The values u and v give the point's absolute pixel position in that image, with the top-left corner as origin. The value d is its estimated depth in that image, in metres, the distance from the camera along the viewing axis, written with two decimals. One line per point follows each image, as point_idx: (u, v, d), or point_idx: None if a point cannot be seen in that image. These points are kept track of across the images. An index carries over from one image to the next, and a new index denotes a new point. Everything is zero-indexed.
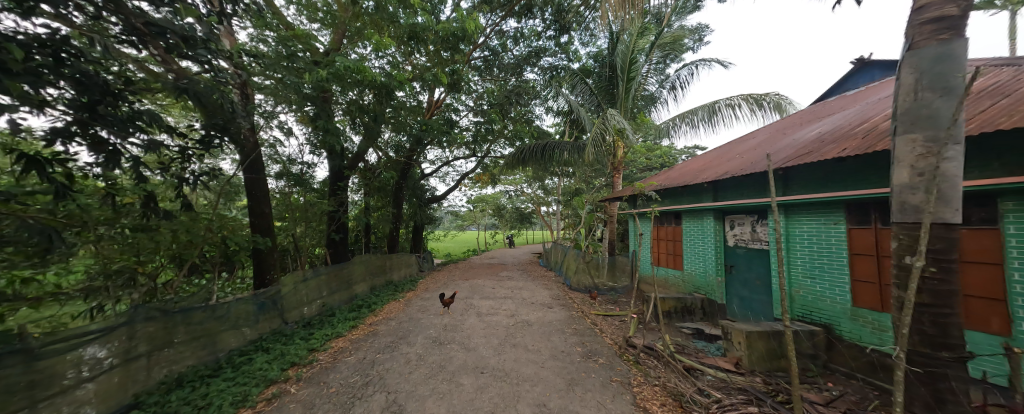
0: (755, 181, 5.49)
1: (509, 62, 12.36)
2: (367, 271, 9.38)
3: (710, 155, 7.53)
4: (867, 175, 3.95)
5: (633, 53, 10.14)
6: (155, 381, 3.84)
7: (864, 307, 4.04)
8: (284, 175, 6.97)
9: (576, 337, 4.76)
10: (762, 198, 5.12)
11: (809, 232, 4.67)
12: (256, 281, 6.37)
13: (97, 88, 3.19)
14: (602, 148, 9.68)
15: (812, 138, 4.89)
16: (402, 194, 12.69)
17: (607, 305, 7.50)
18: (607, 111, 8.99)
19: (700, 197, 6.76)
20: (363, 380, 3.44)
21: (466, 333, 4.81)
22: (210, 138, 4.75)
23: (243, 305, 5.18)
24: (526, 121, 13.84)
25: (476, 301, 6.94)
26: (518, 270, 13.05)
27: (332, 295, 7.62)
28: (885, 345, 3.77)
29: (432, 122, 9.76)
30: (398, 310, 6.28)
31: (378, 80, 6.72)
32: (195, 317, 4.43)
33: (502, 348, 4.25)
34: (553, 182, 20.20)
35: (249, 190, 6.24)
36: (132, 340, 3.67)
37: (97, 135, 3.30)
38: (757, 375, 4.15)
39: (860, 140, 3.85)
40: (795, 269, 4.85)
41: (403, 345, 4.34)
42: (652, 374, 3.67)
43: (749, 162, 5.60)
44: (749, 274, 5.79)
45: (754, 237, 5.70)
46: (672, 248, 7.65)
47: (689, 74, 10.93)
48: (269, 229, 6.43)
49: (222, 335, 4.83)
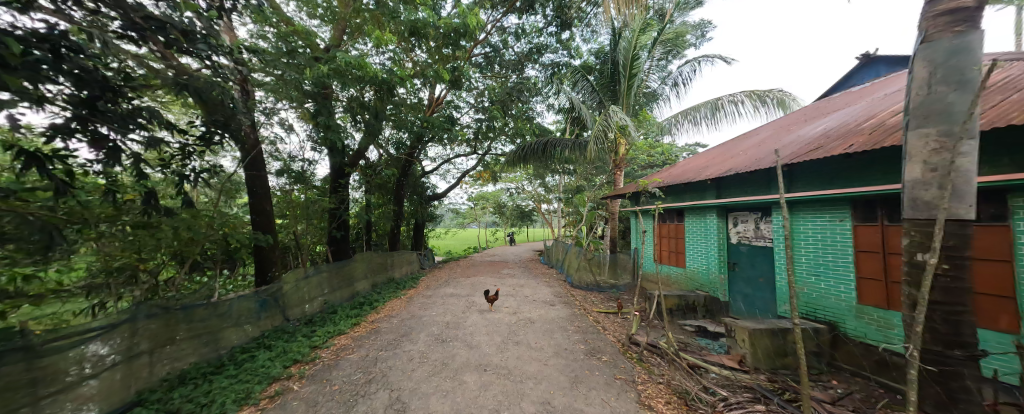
0: (759, 177, 5.44)
1: (509, 59, 12.31)
2: (369, 268, 9.39)
3: (713, 152, 7.46)
4: (875, 172, 3.89)
5: (636, 49, 10.05)
6: (157, 378, 3.82)
7: (869, 304, 4.01)
8: (287, 173, 6.90)
9: (579, 334, 4.72)
10: (767, 195, 5.07)
11: (812, 230, 4.64)
12: (258, 279, 6.33)
13: (96, 85, 3.19)
14: (605, 144, 9.60)
15: (818, 134, 4.83)
16: (403, 191, 12.65)
17: (609, 303, 7.49)
18: (609, 108, 8.92)
19: (703, 194, 6.70)
20: (366, 377, 3.42)
21: (468, 331, 4.78)
22: (210, 134, 4.77)
23: (244, 302, 5.20)
24: (527, 118, 13.80)
25: (478, 298, 6.92)
26: (520, 268, 13.01)
27: (333, 292, 7.60)
28: (891, 343, 3.76)
29: (433, 119, 9.74)
30: (400, 307, 6.26)
31: (379, 75, 6.67)
32: (196, 314, 4.41)
33: (505, 345, 4.23)
34: (554, 179, 20.15)
35: (250, 187, 6.18)
36: (135, 337, 3.66)
37: (97, 132, 3.29)
38: (762, 372, 4.14)
39: (867, 136, 3.81)
40: (799, 266, 4.82)
41: (405, 343, 4.31)
42: (656, 372, 3.66)
43: (753, 158, 5.55)
44: (752, 272, 5.77)
45: (758, 234, 5.66)
46: (675, 245, 7.65)
47: (692, 71, 10.87)
48: (271, 227, 6.38)
49: (223, 332, 4.82)
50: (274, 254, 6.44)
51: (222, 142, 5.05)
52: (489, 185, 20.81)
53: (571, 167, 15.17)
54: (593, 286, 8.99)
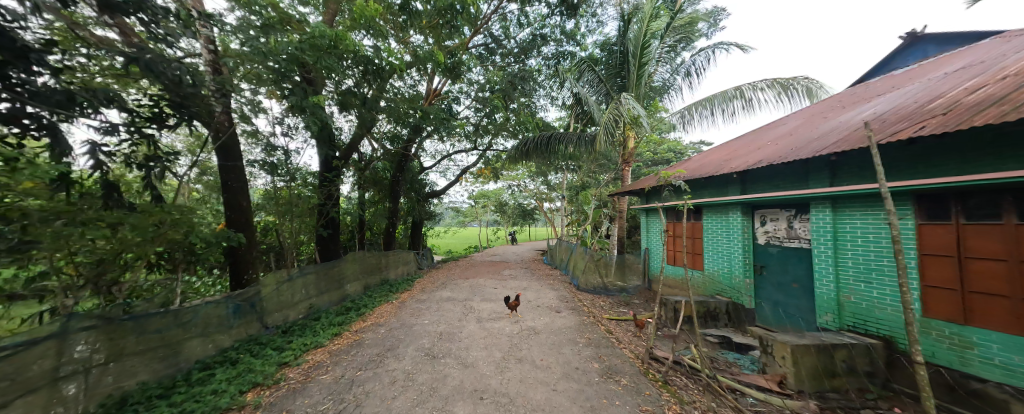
0: (795, 169, 4.79)
1: (512, 49, 11.70)
2: (361, 269, 8.84)
3: (734, 144, 6.82)
4: (951, 160, 3.27)
5: (647, 36, 9.42)
6: (93, 403, 3.21)
7: (938, 318, 3.37)
8: (266, 168, 6.23)
9: (590, 349, 4.10)
10: (805, 190, 4.44)
11: (862, 230, 4.01)
12: (232, 282, 5.69)
13: (5, 50, 2.44)
14: (614, 137, 8.93)
15: (863, 119, 4.21)
16: (400, 188, 12.06)
17: (619, 309, 6.89)
18: (620, 96, 8.25)
19: (725, 190, 6.07)
20: (337, 407, 2.82)
21: (464, 344, 4.17)
22: (155, 119, 4.06)
23: (213, 309, 4.67)
24: (530, 111, 13.20)
25: (476, 303, 6.30)
26: (523, 269, 12.40)
27: (320, 296, 7.06)
28: (971, 366, 3.12)
29: (431, 109, 9.16)
30: (390, 313, 5.66)
31: (367, 57, 6.05)
32: (151, 325, 3.85)
33: (505, 364, 3.62)
34: (557, 177, 19.53)
35: (224, 180, 5.57)
36: (64, 356, 3.06)
37: (25, 111, 2.66)
38: (808, 397, 3.55)
39: (940, 117, 3.17)
40: (845, 271, 4.19)
41: (389, 360, 3.71)
42: (687, 400, 3.04)
43: (784, 149, 4.92)
44: (783, 277, 5.15)
45: (791, 235, 5.02)
46: (690, 246, 7.06)
47: (706, 60, 10.22)
48: (250, 225, 5.81)
49: (186, 344, 4.24)
50: (254, 255, 5.87)
51: (185, 126, 4.50)
52: (490, 182, 20.23)
53: (576, 163, 14.56)
54: (601, 289, 8.40)
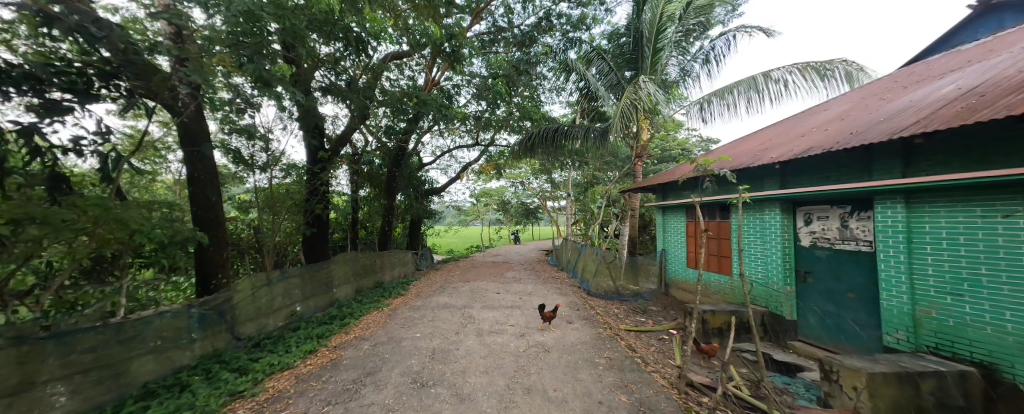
0: (854, 159, 4.04)
1: (515, 36, 10.95)
2: (352, 271, 8.19)
3: (767, 133, 6.08)
4: None
5: (664, 19, 8.74)
6: None
7: None
8: (233, 160, 5.45)
9: (612, 374, 3.38)
10: (869, 182, 3.70)
11: (949, 230, 3.25)
12: (199, 288, 4.99)
13: None
14: (628, 126, 8.20)
15: (946, 95, 3.45)
16: (396, 185, 11.38)
17: (636, 317, 6.19)
18: (640, 79, 7.63)
19: (760, 184, 5.33)
20: None
21: (460, 366, 3.47)
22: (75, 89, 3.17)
23: (169, 320, 4.01)
24: (534, 104, 12.47)
25: (477, 312, 5.60)
26: (526, 271, 11.70)
27: (304, 301, 6.44)
28: None
29: (428, 98, 8.49)
30: (378, 324, 4.98)
31: (352, 33, 5.34)
32: (81, 343, 3.18)
33: (510, 395, 2.92)
34: (562, 175, 18.78)
35: (189, 171, 4.88)
36: None
37: None
38: None
39: None
40: (924, 281, 3.44)
41: (368, 389, 3.01)
42: None
43: (839, 132, 4.15)
44: (835, 285, 4.40)
45: (844, 236, 4.29)
46: (716, 247, 6.36)
47: (727, 46, 9.44)
48: (222, 223, 5.13)
49: (131, 363, 3.57)
50: (226, 257, 5.19)
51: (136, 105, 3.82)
52: (492, 179, 19.51)
53: (582, 159, 13.82)
54: (612, 293, 7.68)
